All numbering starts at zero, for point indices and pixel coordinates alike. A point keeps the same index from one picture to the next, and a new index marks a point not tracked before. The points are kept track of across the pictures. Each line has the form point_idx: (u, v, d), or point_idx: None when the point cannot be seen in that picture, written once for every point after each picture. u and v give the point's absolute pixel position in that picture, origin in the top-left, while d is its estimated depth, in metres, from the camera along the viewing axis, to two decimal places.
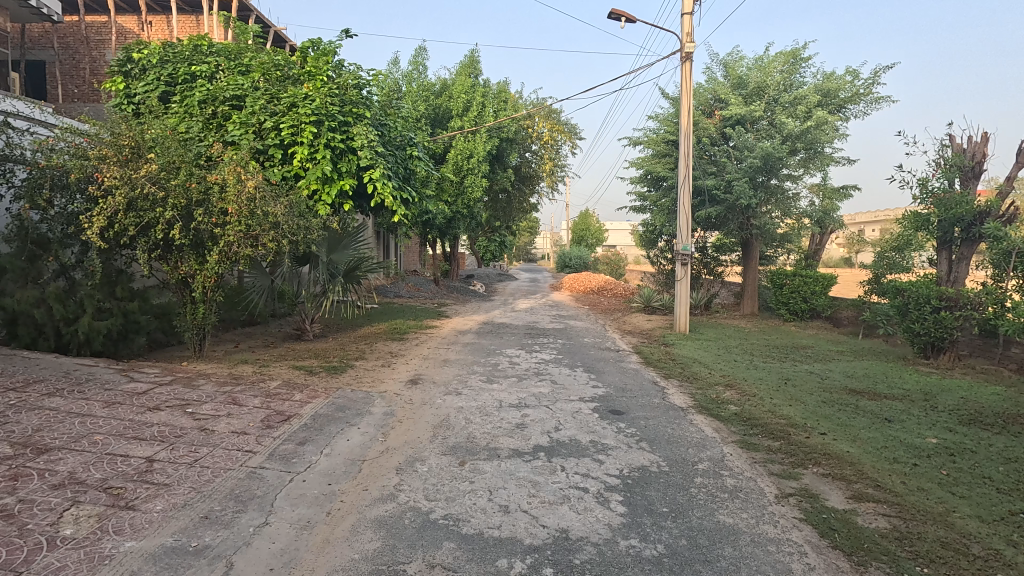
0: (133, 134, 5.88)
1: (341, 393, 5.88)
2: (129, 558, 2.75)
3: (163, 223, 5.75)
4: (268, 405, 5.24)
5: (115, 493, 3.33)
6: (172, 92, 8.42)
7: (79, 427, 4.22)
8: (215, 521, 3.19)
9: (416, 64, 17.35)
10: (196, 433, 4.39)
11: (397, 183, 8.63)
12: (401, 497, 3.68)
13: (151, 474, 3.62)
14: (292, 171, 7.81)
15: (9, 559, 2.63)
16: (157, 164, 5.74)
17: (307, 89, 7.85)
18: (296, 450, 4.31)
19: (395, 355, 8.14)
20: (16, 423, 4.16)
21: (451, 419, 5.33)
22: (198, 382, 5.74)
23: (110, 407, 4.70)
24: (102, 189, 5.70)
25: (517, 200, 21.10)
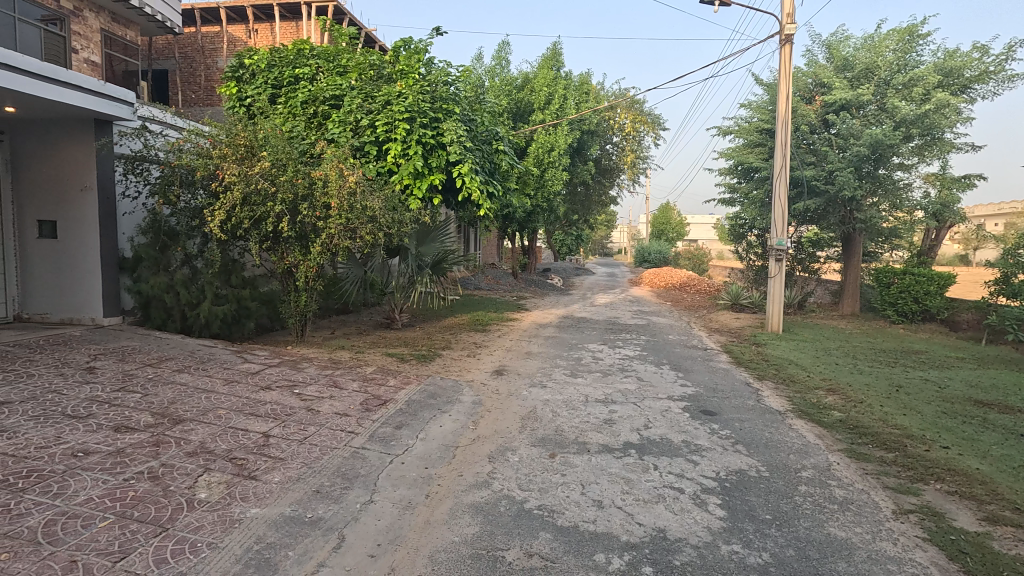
0: (248, 134, 6.33)
1: (431, 381, 6.10)
2: (255, 523, 3.00)
3: (273, 216, 6.18)
4: (366, 389, 5.53)
5: (239, 463, 3.64)
6: (278, 94, 9.01)
7: (205, 402, 4.66)
8: (326, 496, 3.40)
9: (499, 59, 17.58)
10: (304, 412, 4.71)
11: (483, 177, 8.81)
12: (495, 484, 3.75)
13: (268, 448, 3.93)
14: (385, 167, 8.16)
15: (157, 515, 2.93)
16: (269, 161, 6.16)
17: (400, 87, 8.15)
18: (394, 434, 4.51)
19: (480, 346, 8.31)
20: (154, 396, 4.64)
21: (538, 411, 5.37)
22: (303, 364, 6.16)
23: (230, 384, 5.15)
24: (221, 186, 6.19)
25: (597, 193, 20.87)
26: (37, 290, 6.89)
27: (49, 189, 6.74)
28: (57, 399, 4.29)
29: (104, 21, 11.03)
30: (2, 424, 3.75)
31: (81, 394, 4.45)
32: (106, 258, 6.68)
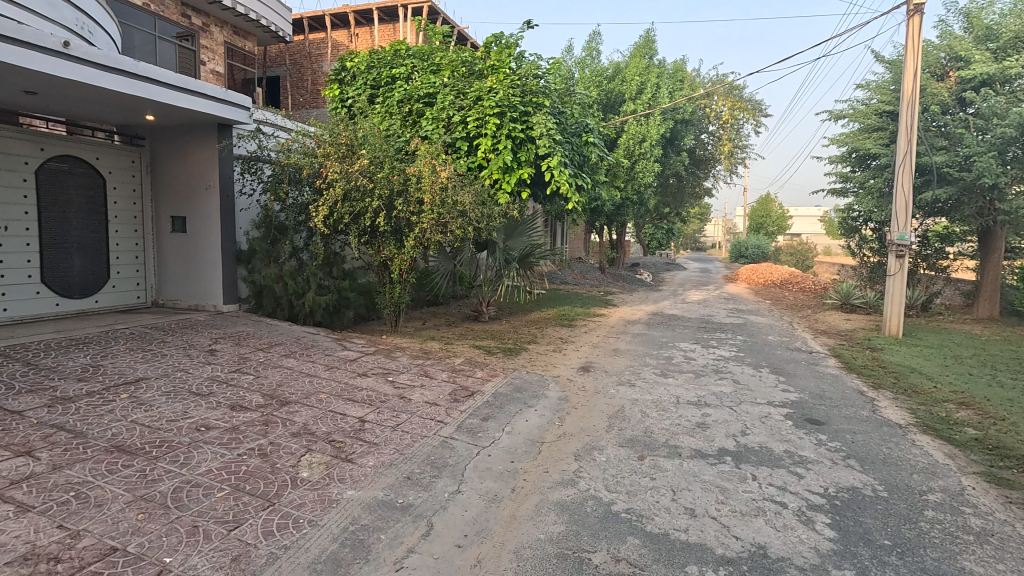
0: (349, 133, 6.64)
1: (517, 374, 6.12)
2: (351, 504, 3.14)
3: (370, 212, 6.44)
4: (454, 380, 5.65)
5: (337, 446, 3.85)
6: (376, 94, 9.44)
7: (308, 385, 4.98)
8: (416, 483, 3.50)
9: (590, 49, 17.34)
10: (397, 399, 4.90)
11: (572, 170, 8.70)
12: (581, 483, 3.68)
13: (363, 433, 4.12)
14: (476, 162, 8.28)
15: (266, 490, 3.16)
16: (367, 159, 6.42)
17: (491, 82, 8.24)
18: (481, 425, 4.57)
19: (566, 341, 8.23)
20: (265, 378, 5.03)
21: (626, 411, 5.21)
22: (396, 354, 6.42)
23: (330, 370, 5.48)
24: (325, 183, 6.56)
25: (690, 184, 19.98)
26: (170, 279, 7.72)
27: (180, 188, 7.48)
28: (184, 377, 4.77)
29: (227, 34, 12.08)
30: (141, 397, 4.23)
31: (204, 373, 4.92)
32: (226, 250, 7.34)
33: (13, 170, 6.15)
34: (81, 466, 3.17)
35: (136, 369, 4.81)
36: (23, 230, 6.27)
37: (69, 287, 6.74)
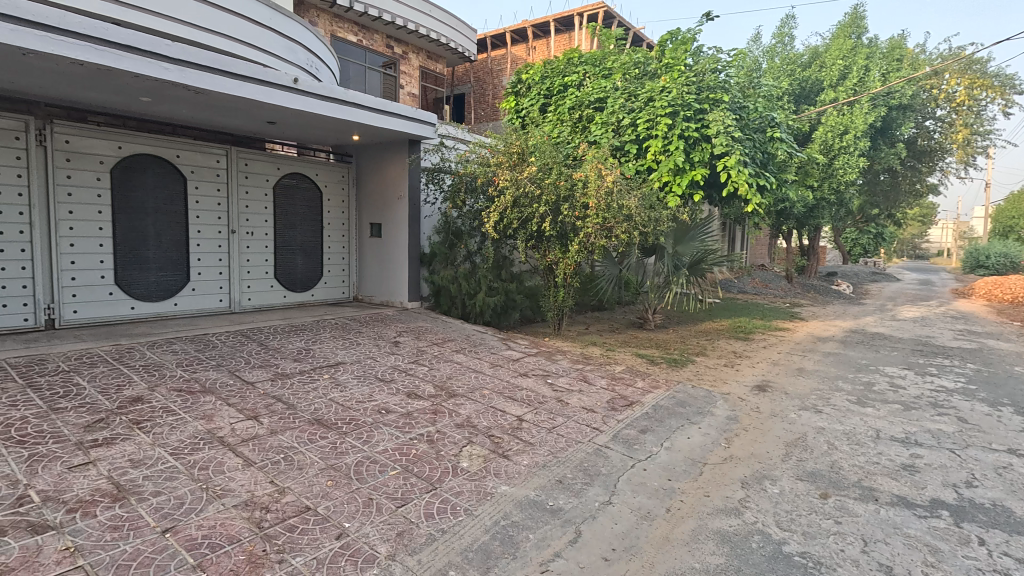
0: (520, 142, 6.91)
1: (682, 388, 5.78)
2: (504, 499, 3.26)
3: (537, 217, 6.62)
4: (614, 388, 5.54)
5: (496, 441, 4.02)
6: (549, 103, 9.70)
7: (474, 380, 5.30)
8: (567, 488, 3.50)
9: (782, 35, 15.90)
10: (554, 402, 4.97)
11: (753, 169, 7.96)
12: (747, 515, 3.33)
13: (520, 431, 4.25)
14: (645, 165, 8.05)
15: (430, 474, 3.43)
16: (536, 166, 6.62)
17: (664, 81, 7.94)
18: (638, 437, 4.41)
19: (740, 355, 7.55)
20: (437, 370, 5.48)
21: (808, 440, 4.60)
22: (557, 356, 6.51)
23: (495, 367, 5.77)
24: (497, 190, 6.91)
25: (908, 181, 16.95)
26: (367, 277, 8.84)
27: (377, 197, 8.51)
28: (373, 364, 5.43)
29: (422, 59, 13.45)
30: (338, 379, 4.91)
31: (388, 362, 5.54)
32: (411, 253, 8.17)
33: (259, 187, 7.64)
34: (290, 433, 3.78)
35: (336, 354, 5.61)
36: (263, 235, 7.75)
37: (293, 283, 8.14)
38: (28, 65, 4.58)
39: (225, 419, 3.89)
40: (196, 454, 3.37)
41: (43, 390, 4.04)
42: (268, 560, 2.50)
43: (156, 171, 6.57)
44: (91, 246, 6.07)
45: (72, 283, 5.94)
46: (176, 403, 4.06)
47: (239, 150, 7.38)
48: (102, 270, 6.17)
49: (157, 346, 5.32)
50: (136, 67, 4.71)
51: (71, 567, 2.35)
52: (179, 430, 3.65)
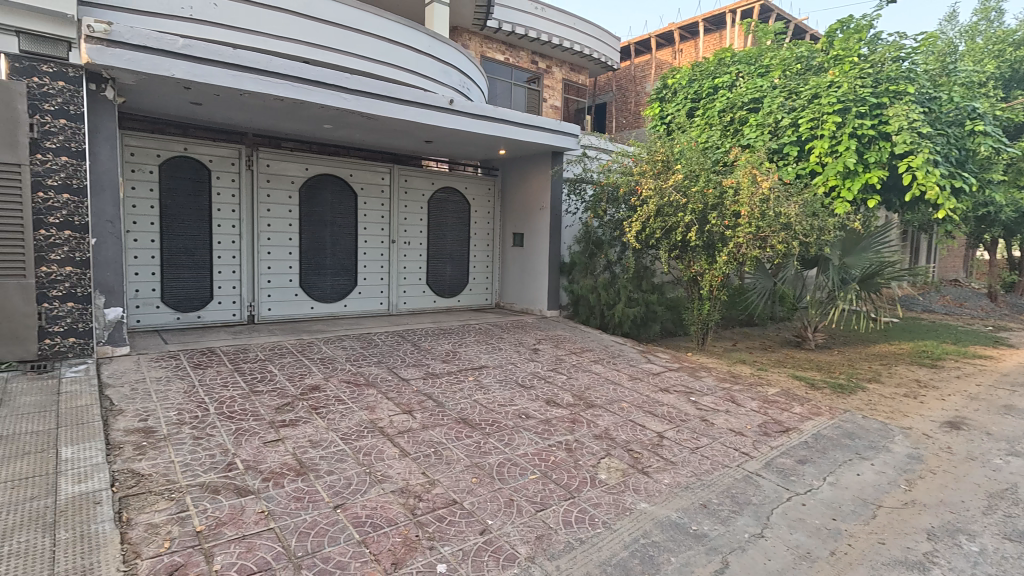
0: (666, 149, 6.71)
1: (849, 417, 5.14)
2: (644, 516, 3.17)
3: (682, 226, 6.35)
4: (766, 411, 5.10)
5: (635, 456, 3.93)
6: (696, 107, 9.25)
7: (613, 392, 5.23)
8: (713, 513, 3.30)
9: (986, 12, 13.56)
10: (699, 421, 4.72)
11: (946, 169, 6.85)
12: (935, 572, 2.86)
13: (661, 448, 4.11)
14: (807, 168, 7.34)
15: (569, 482, 3.45)
16: (682, 173, 6.36)
17: (833, 76, 7.19)
18: (795, 467, 4.01)
19: (925, 385, 6.50)
20: (575, 380, 5.50)
21: (1021, 492, 3.81)
22: (701, 373, 6.17)
23: (634, 381, 5.64)
24: (639, 200, 6.76)
25: None
26: (509, 285, 9.17)
27: (521, 208, 8.80)
28: (514, 369, 5.62)
29: (565, 71, 13.66)
30: (482, 382, 5.16)
31: (528, 368, 5.69)
32: (552, 262, 8.31)
33: (416, 200, 8.34)
34: (439, 429, 4.05)
35: (480, 358, 5.90)
36: (418, 244, 8.43)
37: (442, 289, 8.73)
38: (244, 103, 5.52)
39: (385, 411, 4.30)
40: (362, 440, 3.77)
41: (246, 375, 4.81)
42: (421, 545, 2.70)
43: (333, 188, 7.49)
44: (282, 254, 7.10)
45: (268, 285, 6.99)
46: (345, 394, 4.57)
47: (400, 167, 8.13)
48: (290, 275, 7.18)
49: (330, 342, 6.05)
50: (323, 99, 5.44)
51: (265, 527, 2.76)
52: (347, 418, 4.11)
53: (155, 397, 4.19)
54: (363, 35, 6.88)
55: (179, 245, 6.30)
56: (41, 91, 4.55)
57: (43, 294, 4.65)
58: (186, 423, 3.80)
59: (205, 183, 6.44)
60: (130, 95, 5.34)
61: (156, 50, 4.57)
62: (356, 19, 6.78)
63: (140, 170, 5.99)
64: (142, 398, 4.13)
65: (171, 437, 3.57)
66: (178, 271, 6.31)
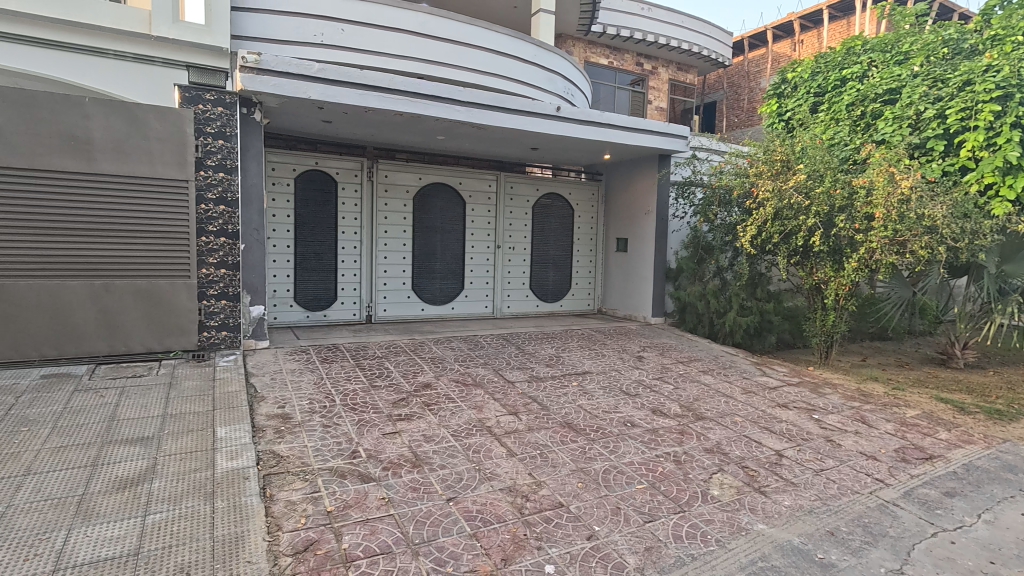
0: (786, 148, 6.27)
1: (1010, 448, 4.47)
2: (762, 538, 2.98)
3: (804, 230, 5.89)
4: (904, 435, 4.58)
5: (750, 473, 3.70)
6: (821, 102, 8.56)
7: (725, 405, 4.98)
8: (842, 543, 3.02)
9: None
10: (823, 441, 4.35)
11: None
12: None
13: (780, 468, 3.84)
14: (956, 164, 6.53)
15: (678, 496, 3.33)
16: (805, 174, 5.91)
17: (990, 58, 6.34)
18: (941, 500, 3.56)
19: None
20: (683, 390, 5.30)
21: None
22: (825, 390, 5.67)
23: (748, 394, 5.31)
24: (755, 202, 6.38)
25: None
26: (612, 290, 9.04)
27: (626, 213, 8.67)
28: (618, 377, 5.54)
29: (672, 71, 13.23)
30: (586, 387, 5.15)
31: (633, 376, 5.58)
32: (657, 268, 8.09)
33: (521, 206, 8.51)
34: (545, 432, 4.11)
35: (583, 363, 5.89)
36: (522, 250, 8.60)
37: (545, 294, 8.83)
38: (367, 119, 5.96)
39: (492, 411, 4.43)
40: (471, 438, 3.92)
41: (365, 370, 5.19)
42: (529, 544, 2.75)
43: (444, 196, 7.86)
44: (397, 258, 7.57)
45: (384, 288, 7.48)
46: (455, 393, 4.77)
47: (506, 175, 8.35)
48: (403, 278, 7.63)
49: (440, 343, 6.35)
50: (437, 112, 5.74)
51: (385, 513, 2.96)
52: (457, 416, 4.29)
53: (290, 386, 4.65)
54: (474, 49, 7.16)
55: (309, 250, 6.94)
56: (205, 116, 5.26)
57: (202, 292, 5.34)
58: (316, 412, 4.18)
59: (332, 194, 7.05)
60: (273, 116, 6.00)
61: (296, 75, 5.09)
62: (468, 33, 7.09)
63: (279, 183, 6.69)
64: (279, 387, 4.61)
65: (304, 424, 3.95)
66: (308, 273, 6.96)
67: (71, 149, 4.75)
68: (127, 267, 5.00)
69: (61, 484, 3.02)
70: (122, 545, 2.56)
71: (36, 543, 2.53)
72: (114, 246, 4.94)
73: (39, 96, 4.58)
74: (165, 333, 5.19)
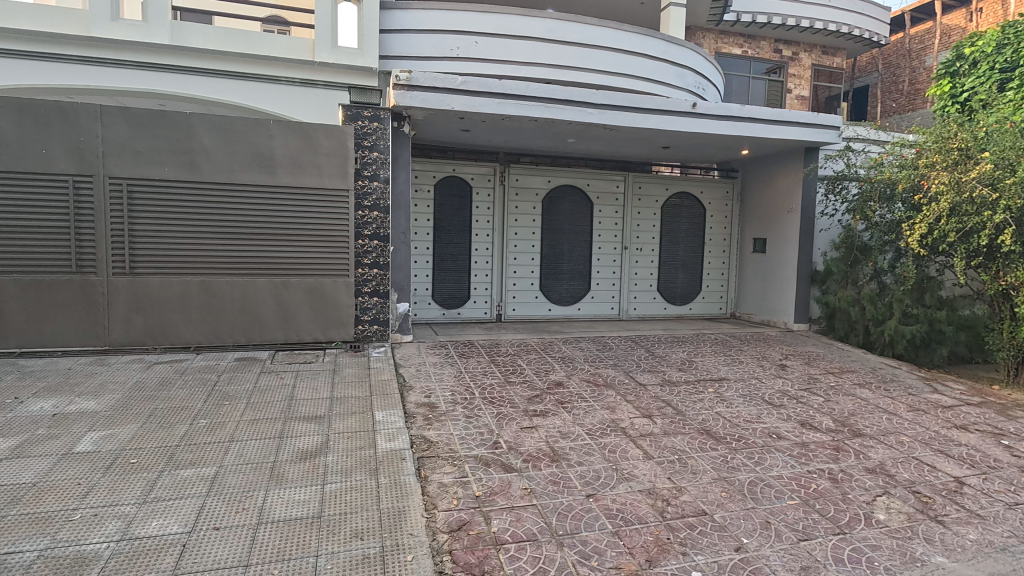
0: (966, 134, 5.49)
1: None
2: (942, 572, 2.66)
3: (990, 228, 5.11)
4: None
5: (924, 500, 3.31)
6: (1011, 78, 7.37)
7: (887, 423, 4.49)
8: None
9: None
10: (1017, 471, 3.75)
11: None
12: None
13: (962, 497, 3.39)
14: None
15: (836, 516, 3.09)
16: (992, 162, 5.13)
17: None
18: None
19: None
20: (835, 403, 4.87)
21: None
22: (1016, 413, 4.88)
23: (915, 412, 4.74)
24: (926, 197, 5.67)
25: None
26: (747, 294, 8.54)
27: (764, 211, 8.14)
28: (759, 385, 5.23)
29: (816, 55, 12.12)
30: (724, 394, 4.93)
31: (775, 385, 5.24)
32: (801, 270, 7.49)
33: (649, 207, 8.35)
34: (682, 437, 4.01)
35: (719, 369, 5.65)
36: (651, 250, 8.42)
37: (673, 296, 8.58)
38: (503, 126, 6.23)
39: (626, 413, 4.42)
40: (606, 438, 3.95)
41: (500, 367, 5.43)
42: (673, 548, 2.72)
43: (572, 198, 7.95)
44: (526, 259, 7.81)
45: (513, 288, 7.75)
46: (587, 392, 4.83)
47: (635, 174, 8.24)
48: (531, 278, 7.85)
49: (568, 343, 6.44)
50: (570, 115, 5.84)
51: (529, 503, 3.10)
52: (591, 415, 4.34)
53: (434, 378, 5.02)
54: (602, 50, 7.15)
55: (446, 252, 7.41)
56: (363, 132, 5.85)
57: (359, 290, 5.94)
58: (458, 403, 4.47)
59: (467, 198, 7.45)
60: (419, 128, 6.50)
61: (442, 89, 5.47)
62: (597, 35, 7.10)
63: (421, 190, 7.22)
64: (424, 378, 4.99)
65: (449, 414, 4.25)
66: (444, 273, 7.43)
67: (259, 165, 5.53)
68: (299, 267, 5.72)
69: (257, 451, 3.55)
70: (308, 508, 2.95)
71: (243, 499, 3.01)
72: (290, 248, 5.67)
73: (236, 122, 5.42)
74: (328, 325, 5.84)
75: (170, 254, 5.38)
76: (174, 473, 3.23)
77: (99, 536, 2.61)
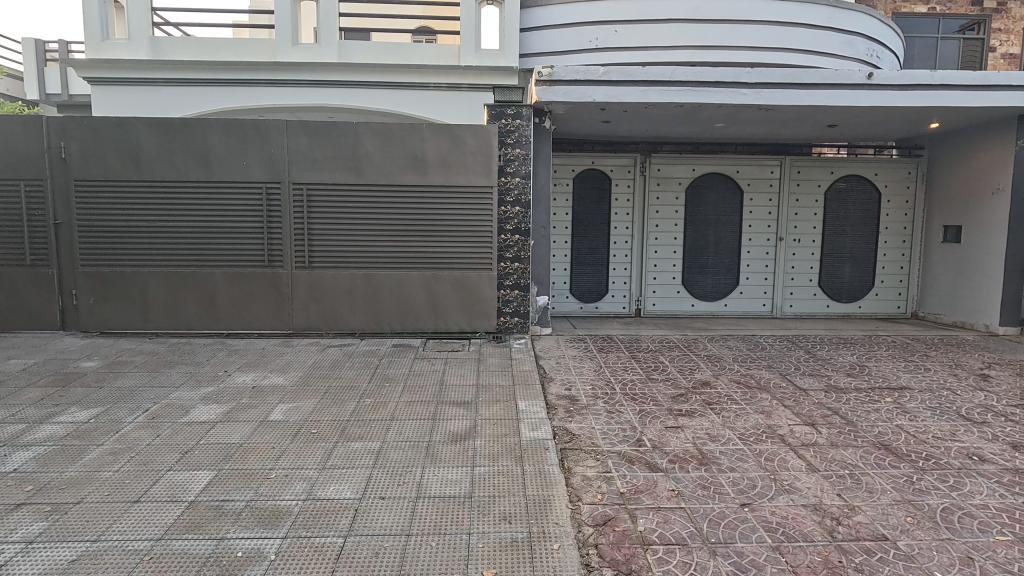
0: None
1: None
2: None
3: None
4: None
5: None
6: None
7: None
8: None
9: None
10: None
11: None
12: None
13: None
14: None
15: None
16: None
17: None
18: None
19: None
20: None
21: None
22: None
23: None
24: None
25: None
26: (933, 291, 7.36)
27: (959, 194, 6.92)
28: (952, 398, 4.47)
29: None
30: (905, 405, 4.31)
31: (975, 399, 4.44)
32: (1009, 263, 6.27)
33: (810, 193, 7.54)
34: (853, 450, 3.58)
35: (899, 377, 4.94)
36: (811, 241, 7.62)
37: (838, 292, 7.69)
38: (646, 115, 6.04)
39: (784, 419, 4.06)
40: (762, 444, 3.66)
41: (641, 363, 5.29)
42: (847, 572, 2.44)
43: (718, 187, 7.48)
44: (668, 252, 7.51)
45: (653, 282, 7.52)
46: (738, 394, 4.51)
47: (793, 158, 7.49)
48: (673, 272, 7.54)
49: (715, 340, 6.06)
50: (720, 98, 5.47)
51: (677, 505, 2.98)
52: (743, 419, 4.05)
53: (574, 371, 5.05)
54: (756, 24, 6.57)
55: (585, 245, 7.41)
56: (506, 130, 5.99)
57: (500, 283, 6.16)
58: (599, 398, 4.43)
59: (606, 191, 7.37)
60: (560, 123, 6.54)
61: (584, 81, 5.44)
62: (750, 8, 6.54)
63: (560, 184, 7.28)
64: (565, 371, 5.04)
65: (590, 407, 4.24)
66: (583, 267, 7.43)
67: (412, 167, 5.97)
68: (447, 261, 6.08)
69: (414, 431, 3.85)
70: (460, 487, 3.13)
71: (404, 473, 3.28)
72: (439, 243, 6.06)
73: (394, 128, 5.90)
74: (473, 316, 6.15)
75: (340, 249, 6.04)
76: (347, 445, 3.63)
77: (290, 493, 3.02)
